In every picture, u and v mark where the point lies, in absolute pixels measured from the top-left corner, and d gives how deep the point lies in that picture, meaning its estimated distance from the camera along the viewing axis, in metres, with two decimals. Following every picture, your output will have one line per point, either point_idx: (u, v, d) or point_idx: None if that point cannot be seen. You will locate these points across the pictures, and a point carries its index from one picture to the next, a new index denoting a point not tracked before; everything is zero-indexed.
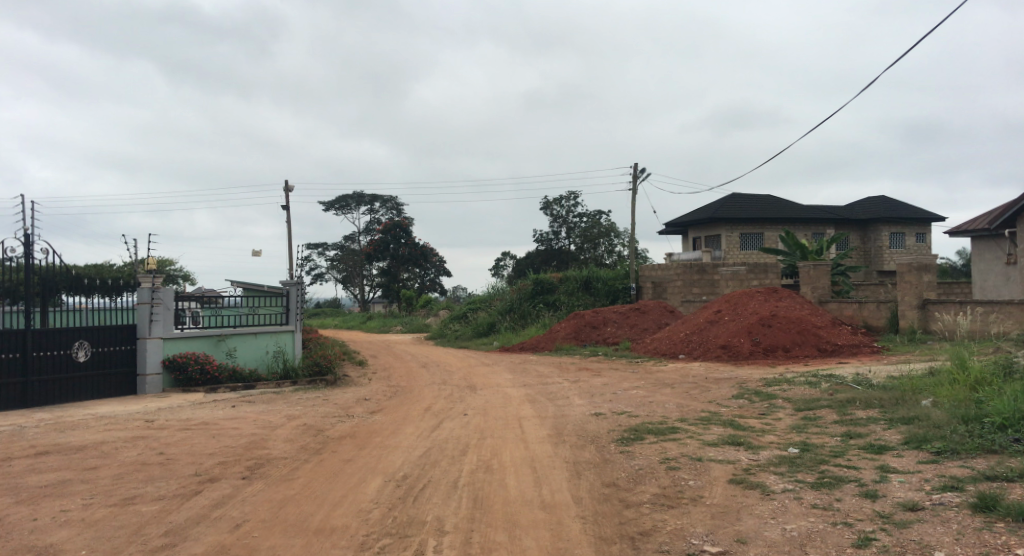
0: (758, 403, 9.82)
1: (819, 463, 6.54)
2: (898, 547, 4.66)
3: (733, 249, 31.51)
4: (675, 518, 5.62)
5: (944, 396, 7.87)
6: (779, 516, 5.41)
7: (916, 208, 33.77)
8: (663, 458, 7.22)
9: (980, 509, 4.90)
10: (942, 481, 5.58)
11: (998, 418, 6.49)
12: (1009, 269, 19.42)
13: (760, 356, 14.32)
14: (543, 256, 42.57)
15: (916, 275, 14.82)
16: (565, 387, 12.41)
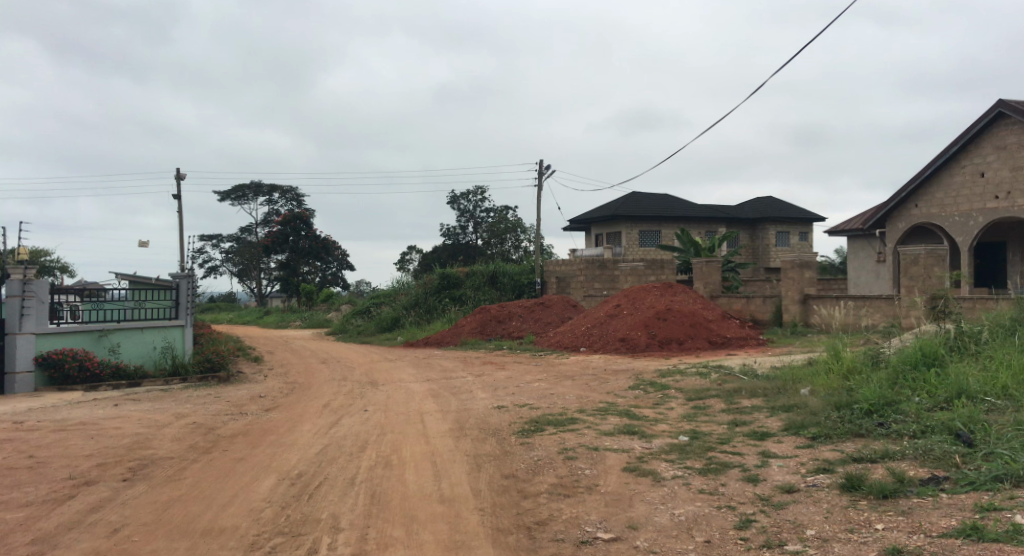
0: (653, 393, 10.18)
1: (706, 450, 6.84)
2: (774, 527, 4.93)
3: (632, 245, 32.40)
4: (571, 506, 5.75)
5: (819, 385, 8.40)
6: (668, 502, 5.63)
7: (800, 209, 35.75)
8: (561, 448, 7.36)
9: (847, 489, 5.25)
10: (815, 464, 5.96)
11: (865, 404, 7.05)
12: (879, 267, 20.92)
13: (656, 349, 14.82)
14: (449, 251, 42.43)
15: (798, 271, 15.71)
16: (468, 380, 12.47)
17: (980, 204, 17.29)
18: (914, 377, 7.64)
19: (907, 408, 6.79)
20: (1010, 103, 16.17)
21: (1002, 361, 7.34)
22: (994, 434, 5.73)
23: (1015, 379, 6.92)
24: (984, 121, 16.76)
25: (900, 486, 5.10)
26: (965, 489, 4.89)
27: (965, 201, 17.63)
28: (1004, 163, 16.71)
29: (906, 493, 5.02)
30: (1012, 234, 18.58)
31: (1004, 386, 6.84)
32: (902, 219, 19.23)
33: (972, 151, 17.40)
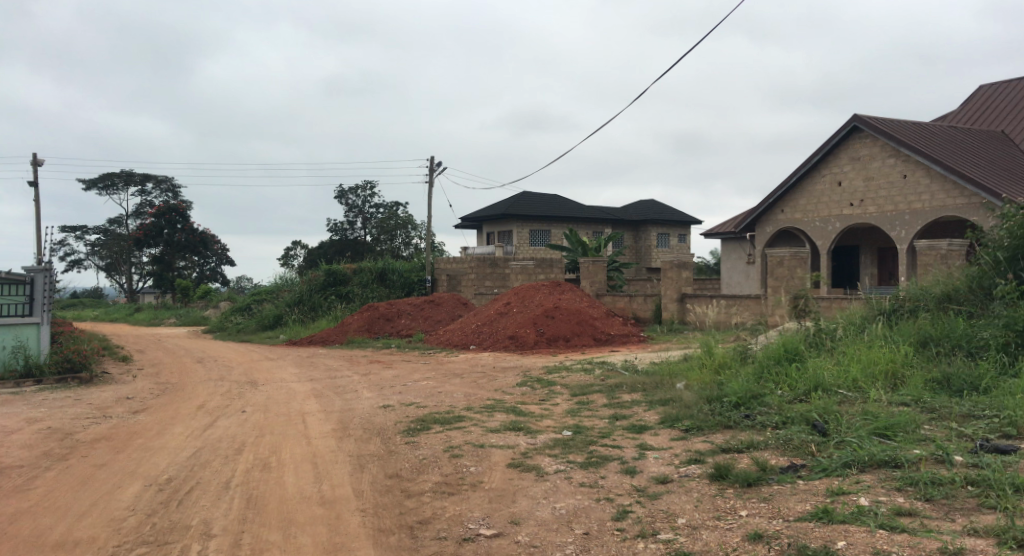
0: (539, 390, 10.34)
1: (588, 444, 7.01)
2: (648, 517, 5.09)
3: (522, 244, 32.76)
4: (455, 504, 5.75)
5: (694, 379, 8.79)
6: (550, 496, 5.73)
7: (680, 212, 37.32)
8: (447, 446, 7.35)
9: (716, 478, 5.51)
10: (688, 455, 6.23)
11: (734, 397, 7.44)
12: (750, 268, 22.16)
13: (543, 346, 15.05)
14: (336, 246, 41.49)
15: (677, 271, 16.38)
16: (353, 379, 12.23)
17: (838, 211, 18.61)
18: (778, 371, 8.13)
19: (770, 400, 7.21)
20: (865, 117, 17.48)
21: (854, 356, 7.94)
22: (846, 423, 6.17)
23: (864, 372, 7.50)
24: (842, 134, 18.04)
25: (763, 475, 5.40)
26: (819, 475, 5.25)
27: (825, 207, 18.92)
28: (859, 173, 18.05)
29: (767, 480, 5.32)
30: (865, 239, 20.12)
31: (854, 379, 7.41)
32: (770, 223, 20.41)
33: (831, 160, 18.69)
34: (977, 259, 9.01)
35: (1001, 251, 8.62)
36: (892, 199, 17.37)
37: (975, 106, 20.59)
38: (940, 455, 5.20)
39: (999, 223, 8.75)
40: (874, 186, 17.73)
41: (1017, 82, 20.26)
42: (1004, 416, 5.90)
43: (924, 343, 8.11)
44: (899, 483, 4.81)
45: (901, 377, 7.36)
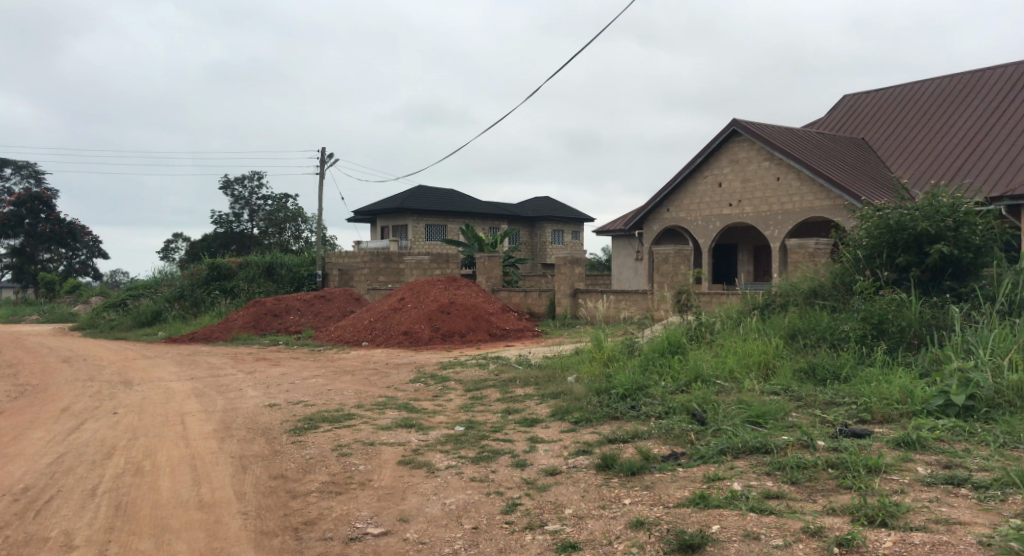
0: (432, 386, 10.28)
1: (480, 439, 7.02)
2: (536, 509, 5.15)
3: (418, 239, 32.42)
4: (343, 503, 5.63)
5: (584, 372, 8.98)
6: (440, 492, 5.70)
7: (573, 209, 38.03)
8: (335, 445, 7.17)
9: (602, 468, 5.65)
10: (576, 447, 6.35)
11: (621, 389, 7.66)
12: (638, 264, 22.88)
13: (438, 341, 14.97)
14: (220, 240, 39.77)
15: (569, 267, 16.64)
16: (238, 378, 11.74)
17: (718, 211, 19.50)
18: (662, 363, 8.44)
19: (654, 392, 7.47)
20: (743, 122, 18.36)
21: (731, 348, 8.34)
22: (723, 412, 6.47)
23: (741, 363, 7.90)
24: (722, 137, 18.89)
25: (646, 463, 5.58)
26: (697, 462, 5.48)
27: (706, 207, 19.77)
28: (737, 175, 18.97)
29: (650, 469, 5.50)
30: (743, 238, 21.18)
31: (731, 369, 7.80)
32: (656, 221, 21.12)
33: (712, 162, 19.54)
34: (839, 257, 9.65)
35: (859, 249, 9.25)
36: (767, 200, 18.37)
37: (840, 113, 22.09)
38: (805, 439, 5.54)
39: (858, 224, 9.37)
40: (751, 187, 18.68)
41: (877, 93, 21.89)
42: (861, 402, 6.35)
43: (793, 335, 8.64)
44: (768, 468, 5.08)
45: (773, 367, 7.80)
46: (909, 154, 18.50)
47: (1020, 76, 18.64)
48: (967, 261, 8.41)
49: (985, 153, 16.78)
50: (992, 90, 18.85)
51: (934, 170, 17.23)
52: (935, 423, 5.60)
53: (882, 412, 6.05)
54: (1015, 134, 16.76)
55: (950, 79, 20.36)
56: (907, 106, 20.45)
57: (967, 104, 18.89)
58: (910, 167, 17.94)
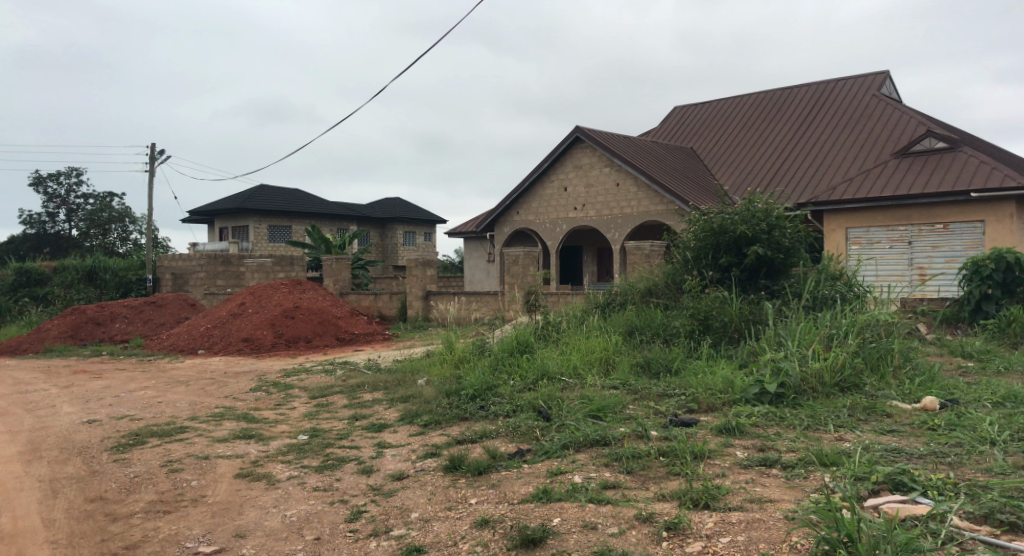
0: (275, 394, 9.86)
1: (325, 447, 6.82)
2: (382, 514, 5.06)
3: (261, 241, 31.06)
4: (171, 523, 5.28)
5: (434, 375, 8.96)
6: (280, 504, 5.48)
7: (424, 211, 37.89)
8: (165, 461, 6.70)
9: (449, 469, 5.66)
10: (424, 450, 6.32)
11: (470, 391, 7.72)
12: (489, 266, 23.17)
13: (282, 348, 14.39)
14: (31, 242, 36.09)
15: (421, 269, 16.56)
16: (51, 393, 10.68)
17: (564, 214, 20.12)
18: (510, 362, 8.60)
19: (502, 391, 7.59)
20: (585, 129, 19.08)
21: (575, 345, 8.65)
22: (566, 408, 6.70)
23: (583, 359, 8.21)
24: (567, 143, 19.54)
25: (492, 462, 5.66)
26: (541, 458, 5.62)
27: (553, 210, 20.35)
28: (581, 180, 19.68)
29: (496, 468, 5.57)
30: (587, 240, 22.02)
31: (575, 366, 8.08)
32: (507, 224, 21.39)
33: (558, 167, 20.14)
34: (671, 258, 10.27)
35: (688, 251, 9.88)
36: (608, 205, 19.21)
37: (672, 123, 23.53)
38: (640, 431, 5.84)
39: (686, 228, 10.02)
40: (594, 192, 19.46)
41: (704, 105, 23.52)
42: (690, 393, 6.80)
43: (631, 332, 9.11)
44: (606, 459, 5.31)
45: (612, 362, 8.17)
46: (732, 162, 19.97)
47: (822, 95, 20.72)
48: (779, 262, 9.23)
49: (794, 163, 18.48)
50: (799, 107, 20.82)
51: (751, 178, 18.75)
52: (752, 410, 6.10)
53: (708, 402, 6.51)
54: (818, 148, 18.60)
55: (765, 96, 22.28)
56: (729, 119, 22.13)
57: (780, 120, 20.73)
58: (732, 174, 19.38)
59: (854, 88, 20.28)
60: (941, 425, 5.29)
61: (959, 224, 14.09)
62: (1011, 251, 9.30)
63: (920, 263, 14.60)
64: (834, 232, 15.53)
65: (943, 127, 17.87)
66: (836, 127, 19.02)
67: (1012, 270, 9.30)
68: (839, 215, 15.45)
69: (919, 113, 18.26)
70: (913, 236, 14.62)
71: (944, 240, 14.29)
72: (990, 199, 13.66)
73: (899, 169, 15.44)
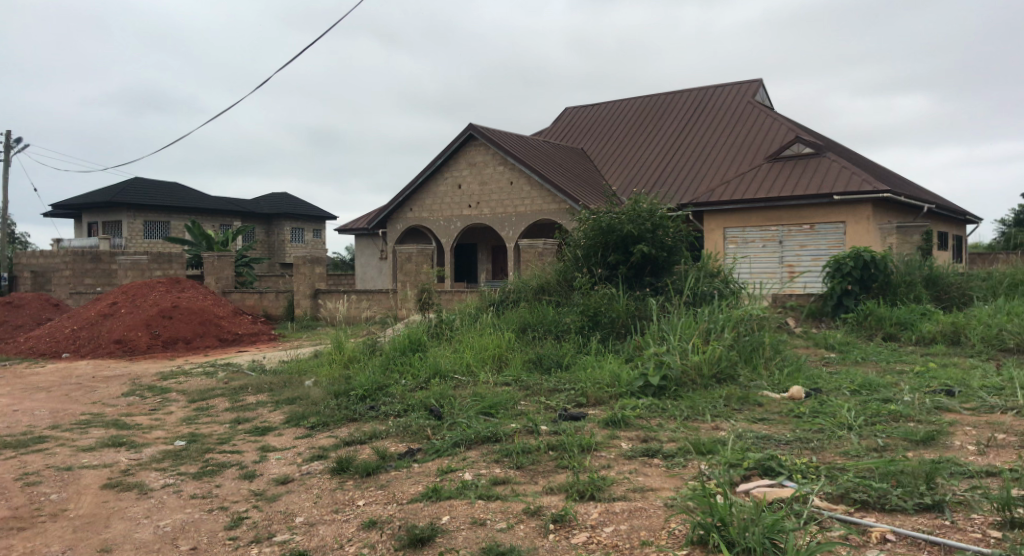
0: (149, 399, 9.35)
1: (203, 452, 6.53)
2: (265, 520, 4.91)
3: (135, 237, 29.36)
4: (27, 541, 4.91)
5: (323, 375, 8.76)
6: (153, 514, 5.21)
7: (314, 207, 36.90)
8: (22, 474, 6.23)
9: (337, 471, 5.55)
10: (311, 452, 6.17)
11: (360, 391, 7.60)
12: (381, 263, 22.87)
13: (158, 350, 13.66)
14: None
15: (309, 266, 16.18)
16: None
17: (458, 211, 20.10)
18: (402, 361, 8.52)
19: (393, 390, 7.52)
20: (479, 126, 19.14)
21: (468, 343, 8.67)
22: (458, 406, 6.71)
23: (476, 357, 8.25)
24: (460, 141, 19.54)
25: (382, 462, 5.59)
26: (432, 456, 5.61)
27: (447, 207, 20.30)
28: (475, 178, 19.74)
29: (385, 468, 5.52)
30: (480, 238, 22.11)
31: (467, 363, 8.12)
32: (399, 221, 21.13)
33: (452, 164, 20.11)
34: (563, 256, 10.47)
35: (579, 249, 10.11)
36: (502, 203, 19.36)
37: (563, 124, 23.98)
38: (531, 426, 5.94)
39: (577, 227, 10.24)
40: (487, 190, 19.56)
41: (593, 108, 24.12)
42: (579, 388, 6.97)
43: (524, 329, 9.23)
44: (496, 455, 5.37)
45: (505, 359, 8.25)
46: (620, 162, 20.57)
47: (703, 101, 21.69)
48: (662, 260, 9.59)
49: (677, 165, 19.25)
50: (682, 112, 21.71)
51: (637, 179, 19.37)
52: (636, 402, 6.32)
53: (595, 395, 6.69)
54: (699, 151, 19.46)
55: (650, 101, 23.10)
56: (617, 122, 22.80)
57: (665, 123, 21.54)
58: (620, 174, 19.97)
59: (731, 96, 21.36)
60: (806, 413, 5.67)
61: (824, 225, 15.11)
62: (867, 250, 10.08)
63: (790, 261, 15.52)
64: (713, 232, 16.30)
65: (810, 134, 19.10)
66: (716, 132, 19.96)
67: (869, 267, 10.07)
68: (718, 216, 16.23)
69: (790, 120, 19.42)
70: (783, 236, 15.55)
71: (811, 240, 15.28)
72: (850, 202, 14.71)
73: (772, 172, 16.38)
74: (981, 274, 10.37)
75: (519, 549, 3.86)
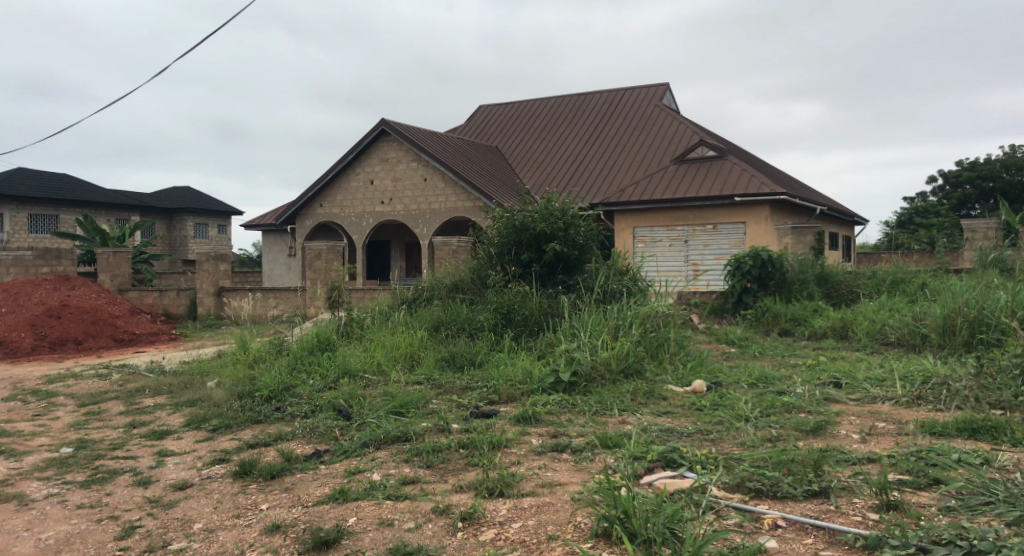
0: (34, 404, 8.80)
1: (93, 459, 6.21)
2: (160, 528, 4.71)
3: (19, 231, 27.52)
4: None
5: (226, 376, 8.47)
6: (35, 527, 4.91)
7: (218, 202, 35.59)
8: None
9: (240, 475, 5.39)
10: (212, 456, 5.96)
11: (266, 392, 7.40)
12: (290, 260, 22.29)
13: (45, 351, 12.87)
14: None
15: (213, 264, 15.63)
16: None
17: (370, 208, 19.79)
18: (310, 361, 8.33)
19: (301, 391, 7.36)
20: (392, 122, 18.90)
21: (379, 342, 8.57)
22: (367, 405, 6.63)
23: (387, 356, 8.16)
24: (372, 136, 19.25)
25: (287, 465, 5.46)
26: (340, 457, 5.52)
27: (358, 204, 19.96)
28: (387, 174, 19.49)
29: (291, 470, 5.39)
30: (393, 235, 21.87)
31: (378, 362, 8.03)
32: (309, 217, 20.62)
33: (364, 160, 19.78)
34: (476, 254, 10.49)
35: (493, 247, 10.15)
36: (416, 200, 19.21)
37: (476, 122, 24.00)
38: (441, 424, 5.93)
39: (490, 224, 10.29)
40: (400, 186, 19.36)
41: (506, 106, 24.24)
42: (491, 385, 7.00)
43: (437, 327, 9.19)
44: (406, 455, 5.33)
45: (417, 358, 8.19)
46: (533, 161, 20.76)
47: (613, 103, 22.15)
48: (574, 258, 9.76)
49: (587, 165, 19.59)
50: (593, 113, 22.11)
51: (549, 178, 19.59)
52: (547, 399, 6.40)
53: (507, 392, 6.74)
54: (609, 152, 19.86)
55: (563, 101, 23.41)
56: (529, 121, 22.99)
57: (576, 123, 21.88)
58: (533, 173, 20.14)
59: (640, 99, 21.90)
60: (706, 405, 5.90)
61: (726, 225, 15.71)
62: (765, 250, 10.56)
63: (694, 260, 16.07)
64: (623, 231, 16.68)
65: (714, 138, 19.81)
66: (625, 133, 20.43)
67: (766, 266, 10.55)
68: (628, 215, 16.62)
69: (695, 123, 20.10)
70: (689, 235, 16.07)
71: (714, 239, 15.85)
72: (750, 203, 15.35)
73: (678, 174, 16.90)
74: (867, 272, 10.96)
75: (426, 548, 3.85)
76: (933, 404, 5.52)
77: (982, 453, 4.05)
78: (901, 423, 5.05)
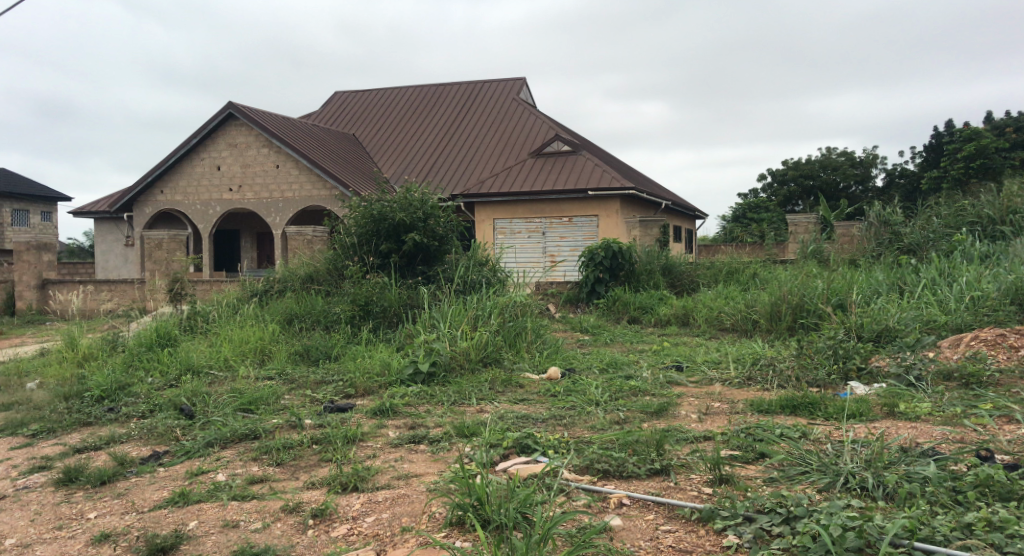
0: None
1: None
2: None
3: None
4: None
5: (49, 376, 7.74)
6: None
7: (42, 187, 32.53)
8: None
9: (64, 483, 4.95)
10: (31, 464, 5.43)
11: (96, 391, 6.85)
12: (127, 251, 20.77)
13: None
14: None
15: (35, 254, 14.23)
16: None
17: (218, 195, 18.76)
18: (149, 358, 7.80)
19: (136, 390, 6.87)
20: (239, 106, 17.96)
21: (226, 336, 8.15)
22: (212, 403, 6.29)
23: (235, 351, 7.78)
24: (219, 119, 18.19)
25: (120, 469, 5.08)
26: (181, 458, 5.21)
27: (203, 191, 18.84)
28: (235, 160, 18.52)
29: (124, 475, 5.01)
30: (244, 224, 20.90)
31: (224, 358, 7.63)
32: (147, 205, 19.19)
33: (209, 145, 18.65)
34: (332, 244, 10.18)
35: (349, 237, 9.90)
36: (267, 187, 18.42)
37: (331, 109, 23.30)
38: (294, 420, 5.73)
39: (346, 214, 10.02)
40: (250, 173, 18.47)
41: (363, 94, 23.74)
42: (347, 378, 6.86)
43: (289, 320, 8.87)
44: (254, 453, 5.12)
45: (268, 352, 7.87)
46: (391, 150, 20.45)
47: (471, 96, 22.26)
48: (433, 249, 9.70)
49: (446, 156, 19.56)
50: (451, 104, 22.12)
51: (407, 168, 19.35)
52: (405, 391, 6.35)
53: (364, 385, 6.62)
54: (467, 144, 19.94)
55: (420, 92, 23.24)
56: (387, 109, 22.63)
57: (434, 114, 21.81)
58: (391, 162, 19.83)
59: (498, 92, 22.15)
60: (560, 391, 6.08)
61: (580, 218, 16.23)
62: (616, 242, 11.01)
63: (551, 251, 16.47)
64: (483, 223, 16.81)
65: (567, 133, 20.41)
66: (482, 126, 20.60)
67: (616, 257, 11.00)
68: (487, 207, 16.75)
69: (548, 118, 20.61)
70: (546, 228, 16.45)
71: (569, 232, 16.34)
72: (602, 197, 15.95)
73: (534, 168, 17.23)
74: (707, 264, 11.67)
75: (274, 548, 3.71)
76: (762, 384, 5.99)
77: (801, 428, 4.43)
78: (734, 403, 5.42)
